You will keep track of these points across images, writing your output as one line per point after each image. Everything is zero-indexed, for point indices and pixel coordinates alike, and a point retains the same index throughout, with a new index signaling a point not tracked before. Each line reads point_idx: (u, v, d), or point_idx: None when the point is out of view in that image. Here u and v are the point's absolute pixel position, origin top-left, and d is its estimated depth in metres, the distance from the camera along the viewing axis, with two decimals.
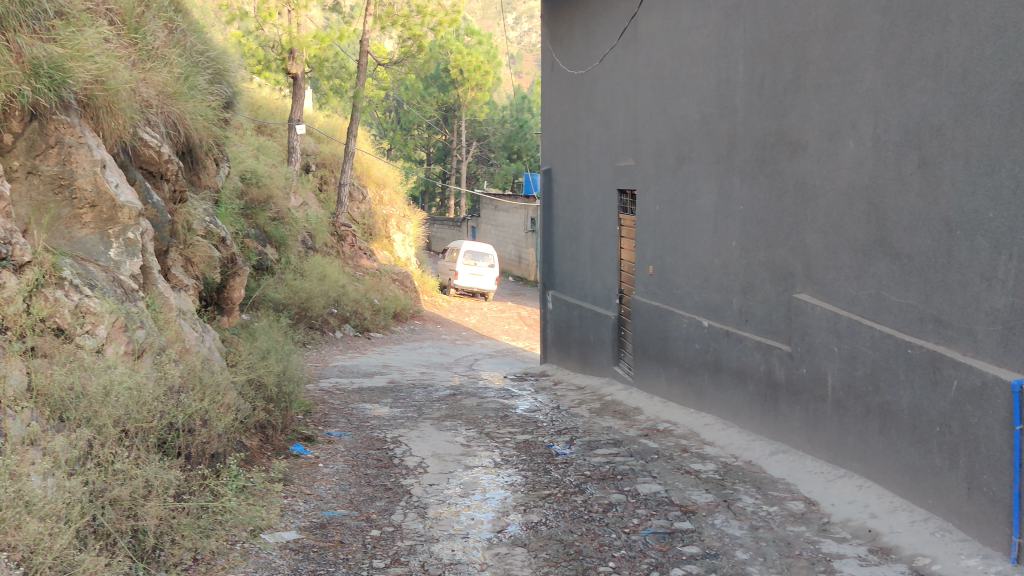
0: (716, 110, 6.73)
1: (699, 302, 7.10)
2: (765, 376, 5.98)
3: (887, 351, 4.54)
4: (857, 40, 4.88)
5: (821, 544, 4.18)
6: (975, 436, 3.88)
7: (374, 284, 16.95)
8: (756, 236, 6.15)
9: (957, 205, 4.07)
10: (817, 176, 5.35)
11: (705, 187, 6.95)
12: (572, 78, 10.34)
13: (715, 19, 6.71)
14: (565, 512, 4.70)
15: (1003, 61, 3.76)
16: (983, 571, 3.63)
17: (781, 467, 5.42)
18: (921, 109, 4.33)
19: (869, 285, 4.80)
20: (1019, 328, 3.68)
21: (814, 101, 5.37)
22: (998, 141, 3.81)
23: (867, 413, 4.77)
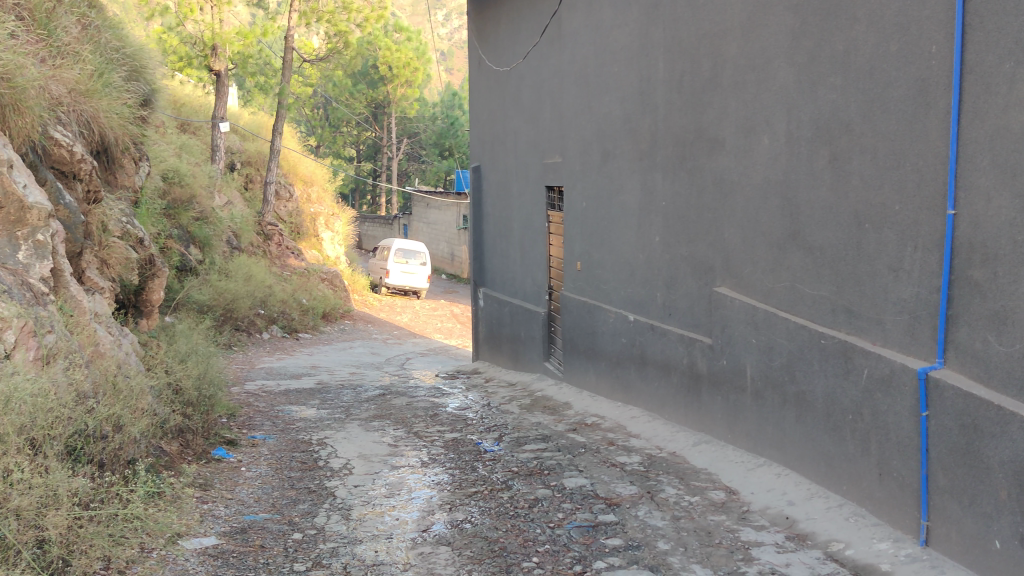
0: (638, 107, 6.80)
1: (625, 296, 7.18)
2: (688, 368, 6.07)
3: (802, 342, 4.65)
4: (770, 38, 4.99)
5: (741, 532, 4.26)
6: (884, 423, 3.99)
7: (303, 284, 16.71)
8: (677, 231, 6.23)
9: (866, 198, 4.19)
10: (734, 172, 5.45)
11: (629, 183, 7.02)
12: (499, 75, 10.35)
13: (635, 17, 6.78)
14: (492, 509, 4.70)
15: (907, 59, 3.88)
16: (893, 554, 3.74)
17: (704, 457, 5.52)
18: (831, 105, 4.44)
19: (784, 278, 4.91)
20: (924, 318, 3.80)
21: (730, 98, 5.47)
22: (902, 135, 3.92)
23: (784, 402, 4.88)
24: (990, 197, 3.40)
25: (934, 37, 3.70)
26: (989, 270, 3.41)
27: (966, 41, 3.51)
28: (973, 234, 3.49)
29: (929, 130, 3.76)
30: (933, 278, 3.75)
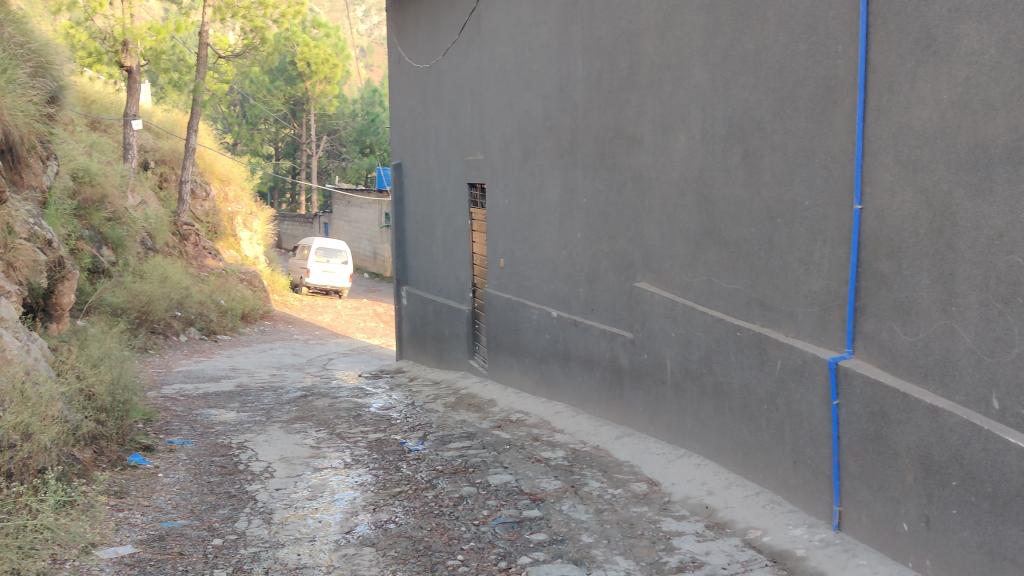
0: (558, 105, 6.85)
1: (548, 293, 7.23)
2: (610, 362, 6.15)
3: (719, 335, 4.75)
4: (685, 37, 5.08)
5: (662, 522, 4.33)
6: (798, 412, 4.11)
7: (221, 285, 16.37)
8: (598, 227, 6.30)
9: (778, 194, 4.30)
10: (652, 169, 5.53)
11: (550, 180, 7.07)
12: (418, 72, 10.31)
13: (554, 15, 6.83)
14: (416, 509, 4.69)
15: (815, 58, 3.99)
16: (808, 539, 3.86)
17: (626, 450, 5.60)
18: (743, 104, 4.54)
19: (701, 273, 5.01)
20: (833, 309, 3.92)
21: (648, 97, 5.55)
22: (811, 133, 4.04)
23: (702, 394, 4.98)
24: (894, 192, 3.52)
25: (840, 37, 3.81)
26: (893, 263, 3.53)
27: (869, 41, 3.63)
28: (878, 228, 3.61)
29: (836, 127, 3.88)
30: (841, 271, 3.87)
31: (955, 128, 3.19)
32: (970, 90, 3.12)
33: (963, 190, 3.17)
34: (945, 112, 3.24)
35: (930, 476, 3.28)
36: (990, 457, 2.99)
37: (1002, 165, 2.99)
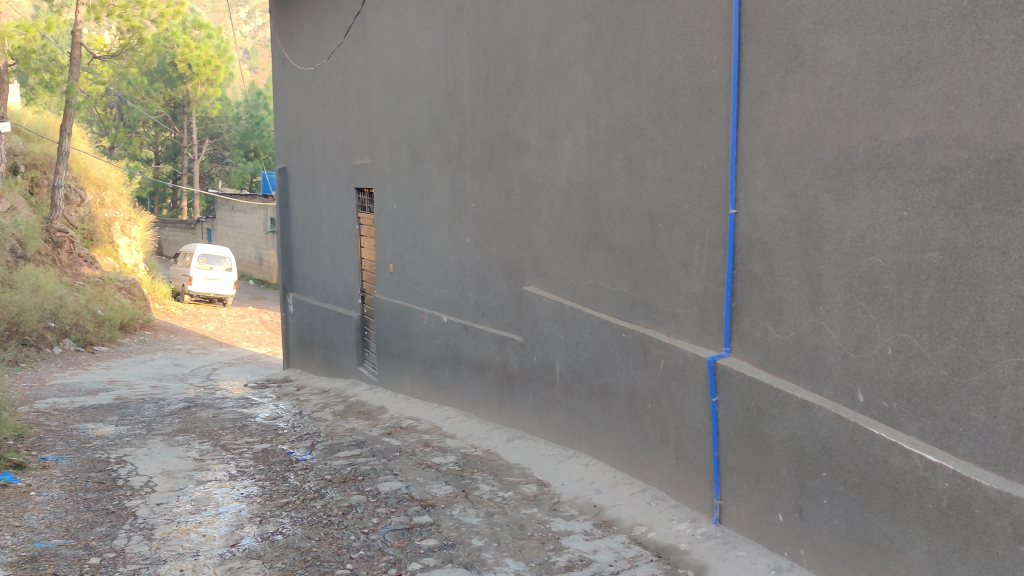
0: (445, 110, 6.87)
1: (438, 298, 7.23)
2: (500, 366, 6.19)
3: (605, 336, 4.85)
4: (568, 45, 5.18)
5: (551, 523, 4.40)
6: (680, 410, 4.23)
7: (98, 293, 15.69)
8: (487, 232, 6.34)
9: (659, 199, 4.42)
10: (538, 174, 5.60)
11: (438, 185, 7.08)
12: (303, 76, 10.16)
13: (440, 21, 6.85)
14: (304, 519, 4.62)
15: (691, 67, 4.13)
16: (691, 534, 3.98)
17: (516, 453, 5.65)
18: (625, 111, 4.66)
19: (587, 276, 5.11)
20: (711, 310, 4.06)
21: (534, 103, 5.63)
22: (689, 139, 4.17)
23: (590, 395, 5.07)
24: (766, 197, 3.67)
25: (715, 48, 3.96)
26: (767, 264, 3.68)
27: (742, 51, 3.77)
28: (752, 231, 3.76)
29: (712, 134, 4.02)
30: (718, 273, 4.02)
31: (820, 136, 3.36)
32: (834, 100, 3.28)
33: (829, 195, 3.33)
34: (812, 121, 3.39)
35: (802, 468, 3.43)
36: (856, 448, 3.14)
37: (863, 171, 3.16)
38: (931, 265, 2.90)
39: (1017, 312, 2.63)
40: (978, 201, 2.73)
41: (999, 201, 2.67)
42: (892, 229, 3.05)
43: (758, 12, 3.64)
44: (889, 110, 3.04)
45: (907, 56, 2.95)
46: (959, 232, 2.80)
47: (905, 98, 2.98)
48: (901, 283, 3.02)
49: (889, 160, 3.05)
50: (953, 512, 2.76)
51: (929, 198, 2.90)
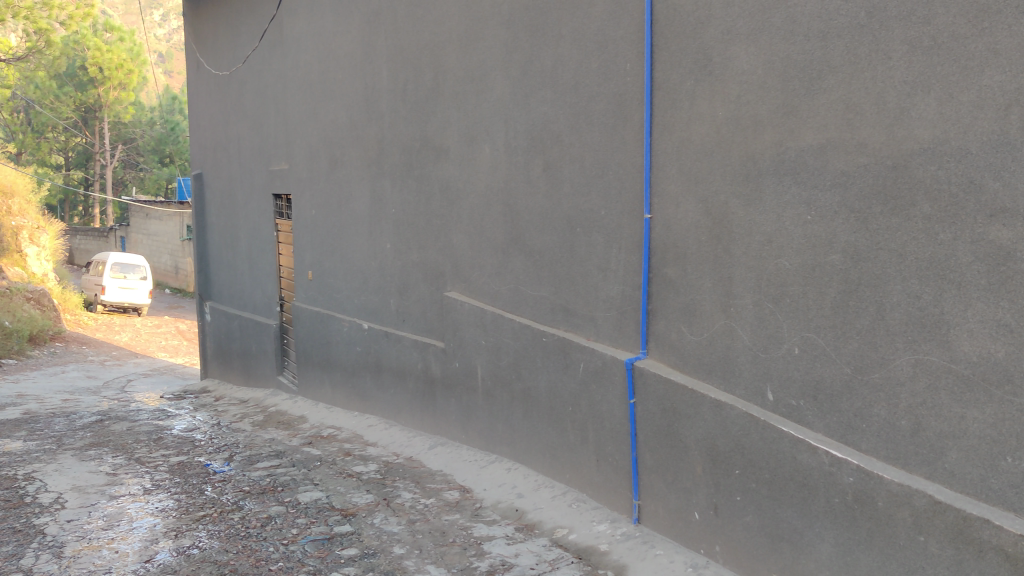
0: (364, 115, 6.83)
1: (358, 304, 7.17)
2: (422, 372, 6.17)
3: (525, 341, 4.88)
4: (485, 51, 5.20)
5: (473, 528, 4.40)
6: (599, 412, 4.28)
7: (5, 304, 15.10)
8: (407, 238, 6.32)
9: (577, 204, 4.47)
10: (458, 179, 5.61)
11: (357, 191, 7.03)
12: (218, 80, 9.98)
13: (357, 26, 6.81)
14: (221, 532, 4.53)
15: (607, 74, 4.18)
16: (611, 534, 4.03)
17: (439, 460, 5.64)
18: (542, 117, 4.70)
19: (508, 281, 5.13)
20: (629, 313, 4.12)
21: (452, 108, 5.64)
22: (604, 146, 4.23)
23: (511, 399, 5.09)
24: (679, 202, 3.75)
25: (629, 55, 4.02)
26: (681, 267, 3.76)
27: (655, 59, 3.84)
28: (666, 235, 3.83)
29: (627, 141, 4.08)
30: (635, 277, 4.08)
31: (729, 143, 3.44)
32: (741, 107, 3.37)
33: (738, 200, 3.42)
34: (721, 128, 3.48)
35: (717, 466, 3.50)
36: (767, 445, 3.22)
37: (770, 176, 3.25)
38: (834, 267, 3.00)
39: (915, 311, 2.74)
40: (876, 205, 2.84)
41: (897, 205, 2.77)
42: (797, 233, 3.14)
43: (670, 20, 3.72)
44: (793, 118, 3.13)
45: (810, 65, 3.05)
46: (860, 235, 2.90)
47: (808, 106, 3.07)
48: (806, 285, 3.11)
49: (794, 166, 3.15)
50: (858, 506, 2.85)
51: (831, 203, 3.00)
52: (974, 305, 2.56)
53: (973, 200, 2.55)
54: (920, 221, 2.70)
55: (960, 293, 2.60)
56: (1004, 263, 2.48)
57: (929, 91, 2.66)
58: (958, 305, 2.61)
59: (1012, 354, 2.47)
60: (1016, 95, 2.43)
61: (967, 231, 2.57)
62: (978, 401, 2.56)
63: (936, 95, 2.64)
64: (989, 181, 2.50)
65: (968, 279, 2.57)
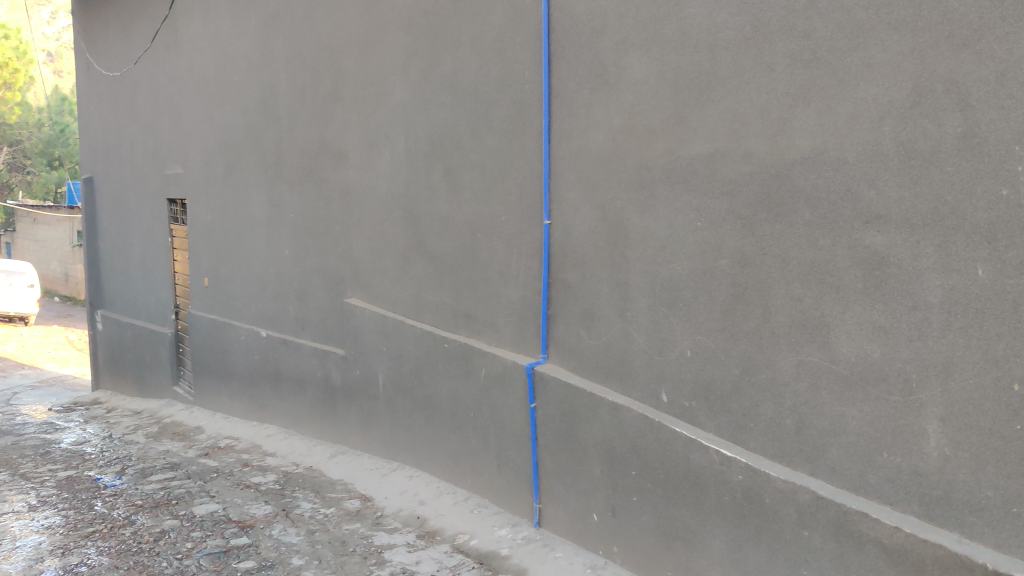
0: (261, 118, 6.71)
1: (256, 312, 7.03)
2: (322, 380, 6.09)
3: (426, 347, 4.87)
4: (385, 56, 5.17)
5: (374, 537, 4.37)
6: (500, 417, 4.30)
7: None
8: (306, 244, 6.23)
9: (477, 210, 4.48)
10: (358, 184, 5.56)
11: (255, 196, 6.89)
12: (109, 81, 9.66)
13: (254, 28, 6.69)
14: (111, 548, 4.38)
15: (505, 81, 4.22)
16: (512, 538, 4.06)
17: (339, 469, 5.58)
18: (442, 123, 4.70)
19: (409, 287, 5.12)
20: (529, 318, 4.15)
21: (351, 113, 5.59)
22: (504, 152, 4.26)
23: (413, 406, 5.07)
24: (576, 209, 3.80)
25: (527, 63, 4.06)
26: (579, 273, 3.81)
27: (552, 67, 3.89)
28: (565, 241, 3.88)
29: (526, 147, 4.12)
30: (535, 282, 4.12)
31: (624, 151, 3.51)
32: (635, 116, 3.44)
33: (633, 207, 3.49)
34: (616, 136, 3.55)
35: (614, 468, 3.56)
36: (661, 446, 3.30)
37: (663, 184, 3.33)
38: (723, 272, 3.09)
39: (797, 314, 2.84)
40: (761, 212, 2.94)
41: (780, 212, 2.88)
42: (689, 239, 3.23)
43: (566, 29, 3.77)
44: (684, 127, 3.22)
45: (699, 76, 3.14)
46: (746, 240, 3.00)
47: (697, 116, 3.17)
48: (698, 289, 3.20)
49: (685, 174, 3.23)
50: (747, 503, 2.94)
51: (720, 209, 3.10)
52: (852, 308, 2.67)
53: (850, 207, 2.67)
54: (802, 228, 2.81)
55: (838, 296, 2.71)
56: (878, 268, 2.60)
57: (809, 102, 2.77)
58: (838, 308, 2.72)
59: (887, 354, 2.59)
60: (888, 107, 2.55)
61: (844, 237, 2.68)
62: (856, 400, 2.67)
63: (816, 107, 2.75)
64: (865, 189, 2.62)
65: (846, 283, 2.69)
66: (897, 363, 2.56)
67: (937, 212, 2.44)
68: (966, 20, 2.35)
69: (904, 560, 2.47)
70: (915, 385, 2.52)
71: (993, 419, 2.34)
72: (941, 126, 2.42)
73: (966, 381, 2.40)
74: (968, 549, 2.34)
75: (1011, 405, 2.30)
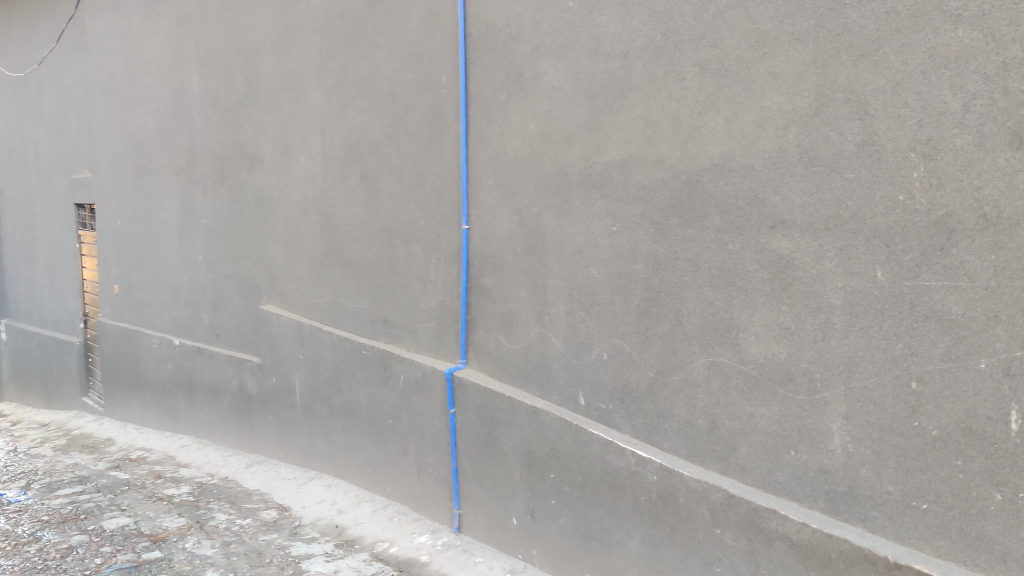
0: (173, 121, 6.56)
1: (169, 319, 6.86)
2: (237, 389, 5.98)
3: (344, 354, 4.82)
4: (300, 58, 5.11)
5: (291, 547, 4.30)
6: (419, 424, 4.28)
7: None
8: (221, 250, 6.11)
9: (394, 215, 4.46)
10: (273, 189, 5.48)
11: (167, 201, 6.73)
12: (12, 81, 9.31)
13: (165, 30, 6.54)
14: (15, 567, 4.22)
15: (422, 85, 4.21)
16: (432, 545, 4.05)
17: (256, 478, 5.48)
18: (359, 127, 4.67)
19: (326, 293, 5.06)
20: (447, 324, 4.15)
21: (266, 116, 5.51)
22: (421, 157, 4.25)
23: (330, 414, 5.01)
24: (494, 214, 3.82)
25: (443, 68, 4.06)
26: (497, 278, 3.82)
27: (467, 72, 3.90)
28: (483, 246, 3.88)
29: (443, 152, 4.11)
30: (453, 287, 4.12)
31: (540, 156, 3.54)
32: (551, 122, 3.47)
33: (549, 212, 3.52)
34: (533, 141, 3.57)
35: (533, 472, 3.58)
36: (579, 449, 3.33)
37: (579, 190, 3.37)
38: (638, 276, 3.14)
39: (708, 317, 2.90)
40: (674, 217, 3.00)
41: (691, 217, 2.94)
42: (604, 243, 3.27)
43: (482, 35, 3.78)
44: (598, 133, 3.26)
45: (613, 83, 3.18)
46: (659, 245, 3.05)
47: (611, 122, 3.21)
48: (613, 293, 3.24)
49: (600, 180, 3.27)
50: (662, 503, 2.99)
51: (634, 214, 3.14)
52: (760, 310, 2.75)
53: (757, 213, 2.74)
54: (711, 232, 2.87)
55: (747, 299, 2.78)
56: (784, 271, 2.67)
57: (718, 110, 2.83)
58: (746, 310, 2.79)
59: (793, 354, 2.66)
60: (792, 115, 2.62)
61: (752, 241, 2.76)
62: (764, 399, 2.75)
63: (724, 115, 2.82)
64: (771, 195, 2.69)
65: (754, 286, 2.76)
66: (803, 363, 2.64)
67: (839, 217, 2.53)
68: (864, 31, 2.44)
69: (811, 555, 2.54)
70: (820, 384, 2.60)
71: (892, 416, 2.43)
72: (842, 134, 2.50)
73: (867, 380, 2.48)
74: (870, 542, 2.43)
75: (909, 402, 2.39)
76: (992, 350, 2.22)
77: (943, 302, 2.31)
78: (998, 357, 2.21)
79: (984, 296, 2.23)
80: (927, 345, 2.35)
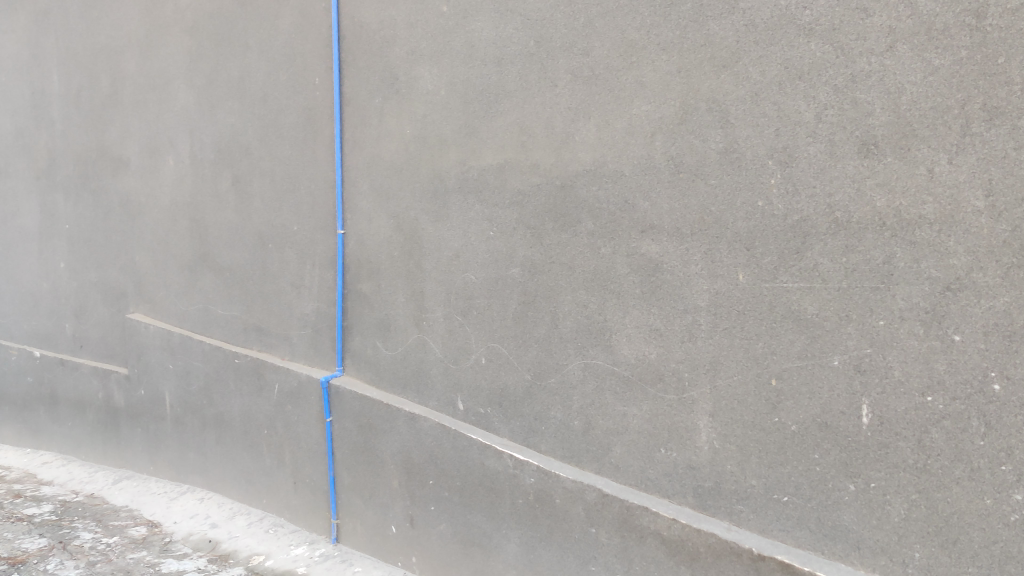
0: (31, 122, 6.24)
1: (28, 330, 6.52)
2: (103, 402, 5.73)
3: (216, 363, 4.68)
4: (167, 58, 4.94)
5: (161, 565, 4.15)
6: (295, 433, 4.20)
7: None
8: (84, 256, 5.85)
9: (267, 220, 4.36)
10: (140, 193, 5.28)
11: (25, 205, 6.40)
12: None
13: (22, 26, 6.22)
14: None
15: (295, 87, 4.14)
16: (309, 556, 3.98)
17: (124, 494, 5.26)
18: (230, 129, 4.55)
19: (197, 301, 4.91)
20: (324, 330, 4.09)
21: (132, 117, 5.31)
22: (295, 161, 4.18)
23: (202, 425, 4.86)
24: (370, 218, 3.78)
25: (317, 70, 4.00)
26: (373, 283, 3.79)
27: (342, 75, 3.85)
28: (359, 251, 3.84)
29: (317, 156, 4.05)
30: (329, 293, 4.06)
31: (416, 160, 3.53)
32: (427, 126, 3.47)
33: (426, 217, 3.51)
34: (408, 145, 3.56)
35: (411, 478, 3.57)
36: (457, 454, 3.33)
37: (456, 195, 3.37)
38: (514, 281, 3.17)
39: (583, 320, 2.95)
40: (549, 221, 3.04)
41: (565, 222, 2.98)
42: (481, 248, 3.29)
43: (356, 38, 3.75)
44: (474, 139, 3.28)
45: (487, 88, 3.21)
46: (535, 249, 3.09)
47: (486, 128, 3.23)
48: (490, 297, 3.26)
49: (476, 185, 3.29)
50: (540, 505, 3.02)
51: (509, 219, 3.17)
52: (631, 312, 2.81)
53: (627, 218, 2.80)
54: (584, 237, 2.93)
55: (619, 301, 2.84)
56: (653, 274, 2.74)
57: (589, 117, 2.89)
58: (618, 313, 2.85)
59: (662, 355, 2.73)
60: (659, 123, 2.70)
61: (623, 245, 2.82)
62: (636, 399, 2.81)
63: (595, 122, 2.87)
64: (640, 201, 2.76)
65: (626, 289, 2.82)
66: (671, 363, 2.71)
67: (704, 221, 2.61)
68: (725, 43, 2.53)
69: (681, 549, 2.61)
70: (687, 383, 2.68)
71: (755, 412, 2.53)
72: (706, 141, 2.59)
73: (731, 378, 2.58)
74: (736, 536, 2.52)
75: (769, 399, 2.49)
76: (844, 348, 2.34)
77: (799, 303, 2.42)
78: (849, 354, 2.33)
79: (837, 296, 2.34)
80: (786, 343, 2.45)
